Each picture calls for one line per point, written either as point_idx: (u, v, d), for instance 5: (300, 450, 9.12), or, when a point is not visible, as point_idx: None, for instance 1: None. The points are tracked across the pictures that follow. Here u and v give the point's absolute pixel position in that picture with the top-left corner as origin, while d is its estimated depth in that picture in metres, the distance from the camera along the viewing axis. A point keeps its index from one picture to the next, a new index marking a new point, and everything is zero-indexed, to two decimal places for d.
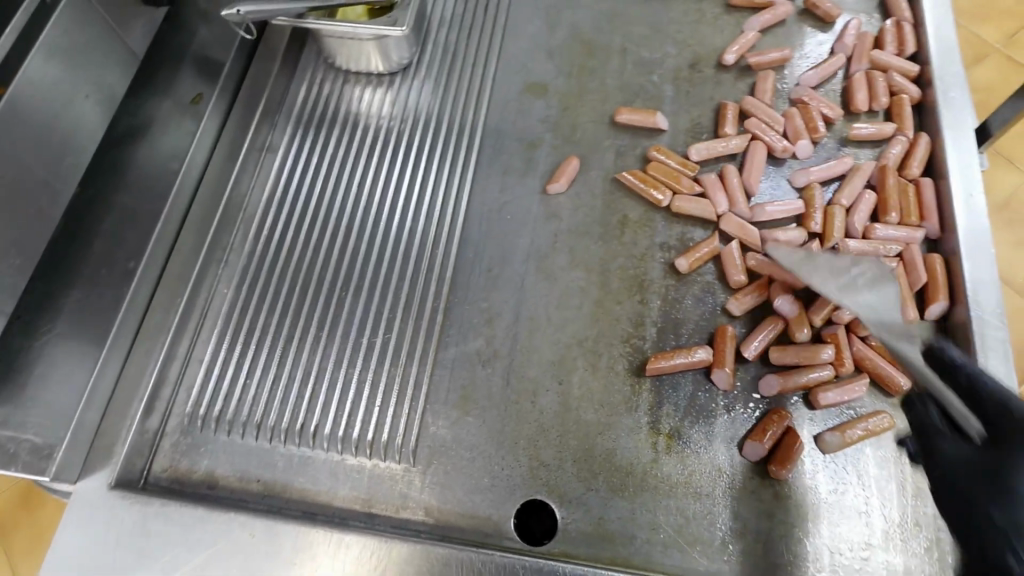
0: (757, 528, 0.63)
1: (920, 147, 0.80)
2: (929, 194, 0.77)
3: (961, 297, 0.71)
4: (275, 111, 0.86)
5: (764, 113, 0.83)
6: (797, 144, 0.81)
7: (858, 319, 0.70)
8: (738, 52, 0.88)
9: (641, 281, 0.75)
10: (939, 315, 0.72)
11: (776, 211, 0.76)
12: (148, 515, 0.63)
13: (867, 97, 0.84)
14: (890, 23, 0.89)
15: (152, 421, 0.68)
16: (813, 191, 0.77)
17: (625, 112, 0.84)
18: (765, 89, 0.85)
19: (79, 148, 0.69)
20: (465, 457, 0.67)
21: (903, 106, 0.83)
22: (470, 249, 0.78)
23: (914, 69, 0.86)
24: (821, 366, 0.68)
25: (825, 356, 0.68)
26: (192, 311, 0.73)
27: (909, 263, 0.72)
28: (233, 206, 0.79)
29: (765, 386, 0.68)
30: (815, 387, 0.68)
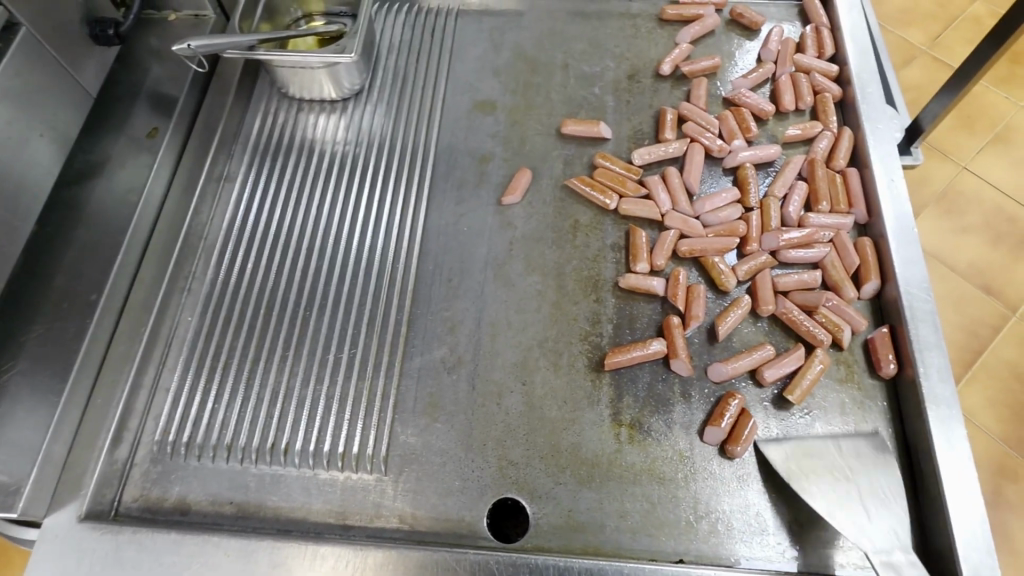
0: (719, 507, 0.66)
1: (845, 140, 0.86)
2: (855, 182, 0.83)
3: (891, 275, 0.76)
4: (231, 142, 0.88)
5: (699, 117, 0.88)
6: (732, 143, 0.86)
7: (790, 283, 0.76)
8: (673, 63, 0.93)
9: (596, 281, 0.79)
10: (874, 292, 0.77)
11: (717, 207, 0.81)
12: (121, 543, 0.63)
13: (793, 97, 0.90)
14: (809, 29, 0.96)
15: (121, 451, 0.69)
16: (746, 171, 0.84)
17: (570, 122, 0.88)
18: (699, 95, 0.90)
19: (36, 186, 0.70)
20: (436, 462, 0.68)
21: (827, 103, 0.89)
22: (429, 262, 0.80)
23: (834, 69, 0.92)
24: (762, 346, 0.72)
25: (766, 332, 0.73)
26: (156, 340, 0.74)
27: (841, 247, 0.78)
28: (194, 236, 0.81)
29: (715, 374, 0.72)
30: (761, 366, 0.72)
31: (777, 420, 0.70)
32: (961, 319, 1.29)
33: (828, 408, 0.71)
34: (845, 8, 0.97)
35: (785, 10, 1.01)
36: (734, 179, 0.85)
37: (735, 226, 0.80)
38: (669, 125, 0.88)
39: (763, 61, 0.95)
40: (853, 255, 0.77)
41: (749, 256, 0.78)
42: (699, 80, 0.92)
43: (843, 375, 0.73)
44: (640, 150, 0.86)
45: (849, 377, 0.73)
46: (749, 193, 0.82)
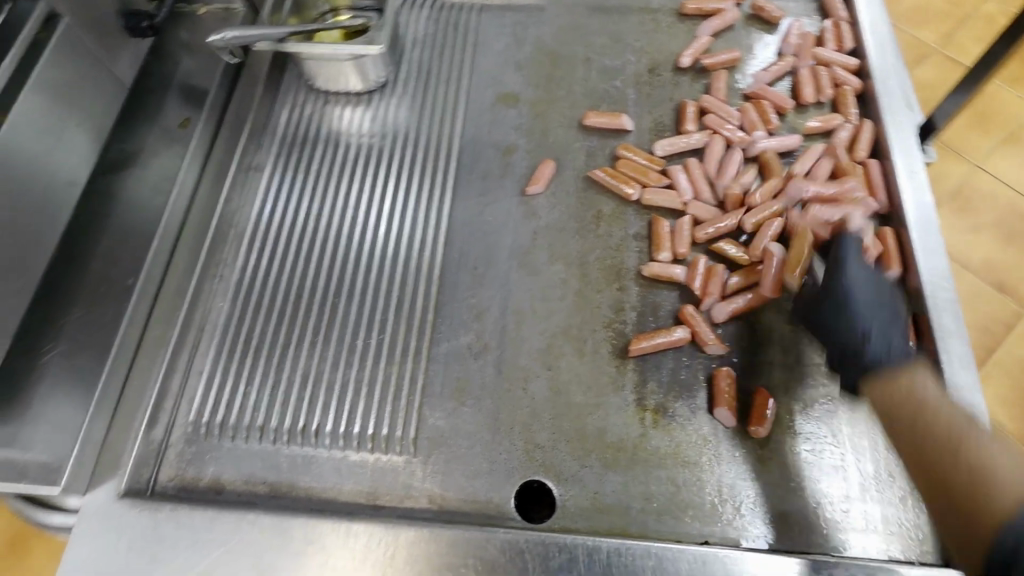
0: (743, 490, 0.67)
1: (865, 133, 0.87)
2: (876, 173, 0.83)
3: (912, 264, 0.77)
4: (261, 132, 0.90)
5: (721, 108, 0.89)
6: (753, 134, 0.87)
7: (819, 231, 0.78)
8: (693, 56, 0.95)
9: (619, 270, 0.80)
10: (895, 281, 0.77)
11: (741, 196, 0.82)
12: (159, 520, 0.64)
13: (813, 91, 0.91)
14: (829, 23, 0.97)
15: (157, 431, 0.70)
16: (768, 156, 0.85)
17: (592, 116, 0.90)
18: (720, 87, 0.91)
19: (76, 173, 0.72)
20: (464, 445, 0.70)
21: (847, 96, 0.90)
22: (455, 251, 0.82)
23: (853, 62, 0.93)
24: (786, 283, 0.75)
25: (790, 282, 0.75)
26: (190, 324, 0.76)
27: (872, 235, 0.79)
28: (225, 223, 0.82)
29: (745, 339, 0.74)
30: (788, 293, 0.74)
31: (800, 406, 0.71)
32: (976, 315, 1.29)
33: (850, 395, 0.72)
34: (864, 3, 0.98)
35: (804, 5, 1.02)
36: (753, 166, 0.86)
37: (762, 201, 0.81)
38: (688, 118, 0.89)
39: (783, 54, 0.96)
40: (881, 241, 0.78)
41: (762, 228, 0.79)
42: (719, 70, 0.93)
43: None
44: (663, 142, 0.87)
45: None
46: (771, 177, 0.83)
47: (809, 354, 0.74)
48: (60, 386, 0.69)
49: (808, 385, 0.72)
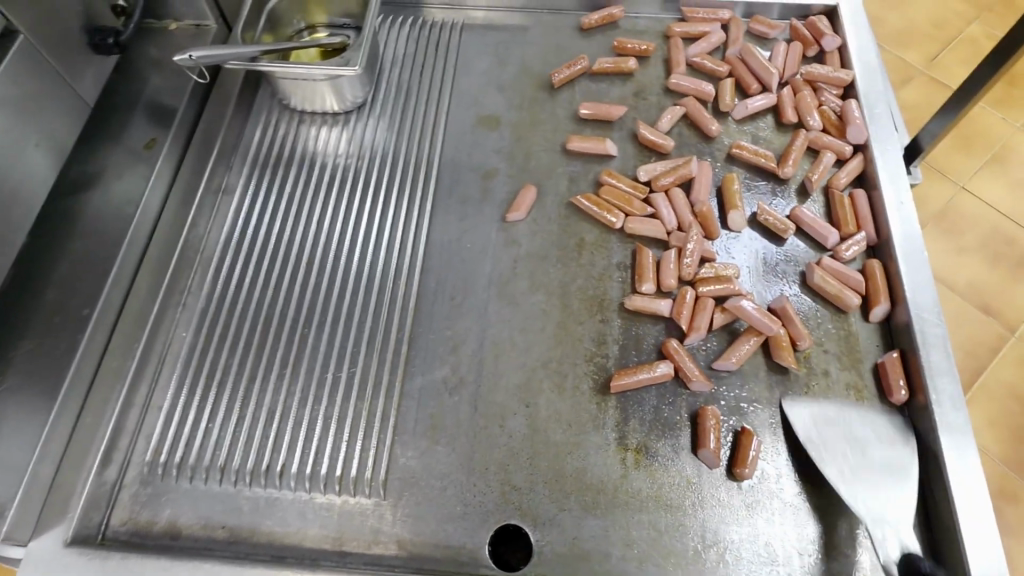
0: (728, 535, 0.64)
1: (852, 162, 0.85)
2: (862, 203, 0.82)
3: (900, 297, 0.75)
4: (230, 153, 0.87)
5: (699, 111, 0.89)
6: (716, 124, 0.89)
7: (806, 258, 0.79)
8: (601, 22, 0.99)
9: (602, 300, 0.77)
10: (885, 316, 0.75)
11: (708, 225, 0.80)
12: (107, 569, 0.61)
13: (796, 117, 0.90)
14: (814, 51, 0.96)
15: (110, 471, 0.66)
16: (742, 150, 0.86)
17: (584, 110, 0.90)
18: (700, 109, 0.90)
19: (30, 199, 0.68)
20: (437, 487, 0.66)
21: (831, 120, 0.89)
22: (432, 279, 0.79)
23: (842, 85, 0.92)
24: (761, 332, 0.72)
25: (767, 327, 0.71)
26: (149, 357, 0.73)
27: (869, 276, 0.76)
28: (189, 249, 0.79)
29: (722, 367, 0.71)
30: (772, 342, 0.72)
31: (787, 446, 0.68)
32: (962, 340, 1.28)
33: None
34: (852, 28, 0.97)
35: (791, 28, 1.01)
36: (719, 194, 0.84)
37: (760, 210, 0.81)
38: (654, 136, 0.87)
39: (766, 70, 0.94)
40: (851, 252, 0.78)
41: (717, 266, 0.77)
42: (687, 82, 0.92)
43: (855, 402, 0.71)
44: (647, 167, 0.85)
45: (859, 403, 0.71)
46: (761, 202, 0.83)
47: (796, 390, 0.71)
48: None
49: (795, 423, 0.70)
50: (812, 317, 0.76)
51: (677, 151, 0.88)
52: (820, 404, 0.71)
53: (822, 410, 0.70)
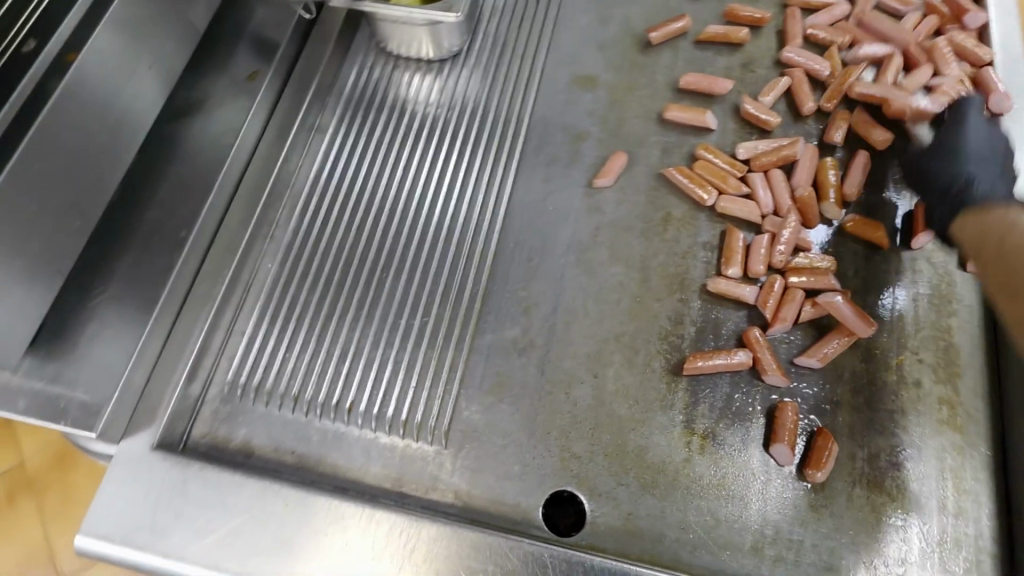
0: (790, 535, 0.62)
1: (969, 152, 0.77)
2: None
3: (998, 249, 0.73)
4: (327, 91, 0.87)
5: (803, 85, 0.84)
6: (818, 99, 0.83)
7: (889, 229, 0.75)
8: None
9: (683, 279, 0.75)
10: None
11: (807, 212, 0.76)
12: (187, 478, 0.63)
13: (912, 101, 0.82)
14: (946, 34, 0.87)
15: (194, 386, 0.70)
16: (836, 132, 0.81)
17: (688, 77, 0.85)
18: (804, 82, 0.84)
19: (141, 121, 0.70)
20: (497, 444, 0.67)
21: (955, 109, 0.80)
22: (511, 238, 0.78)
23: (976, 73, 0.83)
24: (850, 331, 0.68)
25: (856, 325, 0.68)
26: (237, 282, 0.75)
27: None
28: (281, 183, 0.81)
29: (805, 363, 0.68)
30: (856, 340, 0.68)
31: (865, 453, 0.65)
32: None
33: (923, 449, 0.65)
34: (998, 14, 0.88)
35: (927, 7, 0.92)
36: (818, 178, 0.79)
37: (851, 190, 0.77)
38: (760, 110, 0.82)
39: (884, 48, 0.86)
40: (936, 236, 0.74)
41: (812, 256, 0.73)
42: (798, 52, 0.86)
43: (945, 419, 0.67)
44: (746, 145, 0.80)
45: (950, 420, 0.67)
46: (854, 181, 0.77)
47: (881, 398, 0.68)
48: (108, 330, 0.69)
49: (876, 430, 0.66)
50: (909, 322, 0.71)
51: (782, 131, 0.83)
52: (907, 415, 0.67)
53: (907, 421, 0.67)
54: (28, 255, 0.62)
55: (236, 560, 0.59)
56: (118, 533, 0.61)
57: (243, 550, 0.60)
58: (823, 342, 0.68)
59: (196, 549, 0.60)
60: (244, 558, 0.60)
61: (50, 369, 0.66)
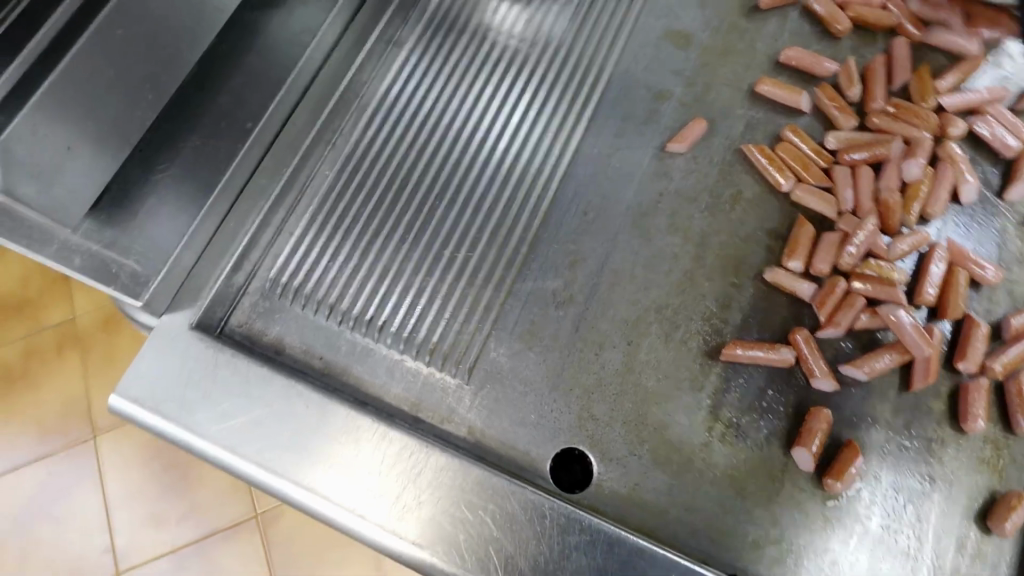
0: (795, 539, 0.61)
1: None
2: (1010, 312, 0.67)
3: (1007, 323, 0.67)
4: (410, 5, 0.84)
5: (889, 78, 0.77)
6: None
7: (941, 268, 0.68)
8: None
9: (739, 264, 0.71)
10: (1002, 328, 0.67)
11: (886, 218, 0.71)
12: (218, 362, 0.66)
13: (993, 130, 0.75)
14: None
15: (238, 277, 0.72)
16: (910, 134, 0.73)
17: (791, 52, 0.79)
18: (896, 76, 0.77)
19: (225, 2, 0.69)
20: (518, 390, 0.67)
21: None
22: (570, 188, 0.76)
23: None
24: (907, 350, 0.64)
25: (916, 346, 0.64)
26: (294, 183, 0.75)
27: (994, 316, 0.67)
28: (351, 92, 0.80)
29: (851, 374, 0.65)
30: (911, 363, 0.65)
31: (892, 476, 0.63)
32: None
33: (954, 485, 0.62)
34: None
35: None
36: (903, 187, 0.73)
37: (922, 196, 0.71)
38: (835, 105, 0.76)
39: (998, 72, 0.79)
40: (977, 345, 0.65)
41: (884, 263, 0.68)
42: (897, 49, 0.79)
43: (986, 460, 0.63)
44: (839, 133, 0.75)
45: (991, 460, 0.63)
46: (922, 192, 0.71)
47: (922, 425, 0.64)
48: (165, 206, 0.70)
49: (910, 456, 0.63)
50: None
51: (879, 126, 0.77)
52: (945, 446, 0.64)
53: (944, 452, 0.63)
54: (99, 117, 0.62)
55: (251, 448, 0.62)
56: (148, 400, 0.64)
57: (260, 440, 0.62)
58: (876, 356, 0.64)
59: (217, 430, 0.63)
60: (262, 448, 0.62)
61: (107, 234, 0.65)
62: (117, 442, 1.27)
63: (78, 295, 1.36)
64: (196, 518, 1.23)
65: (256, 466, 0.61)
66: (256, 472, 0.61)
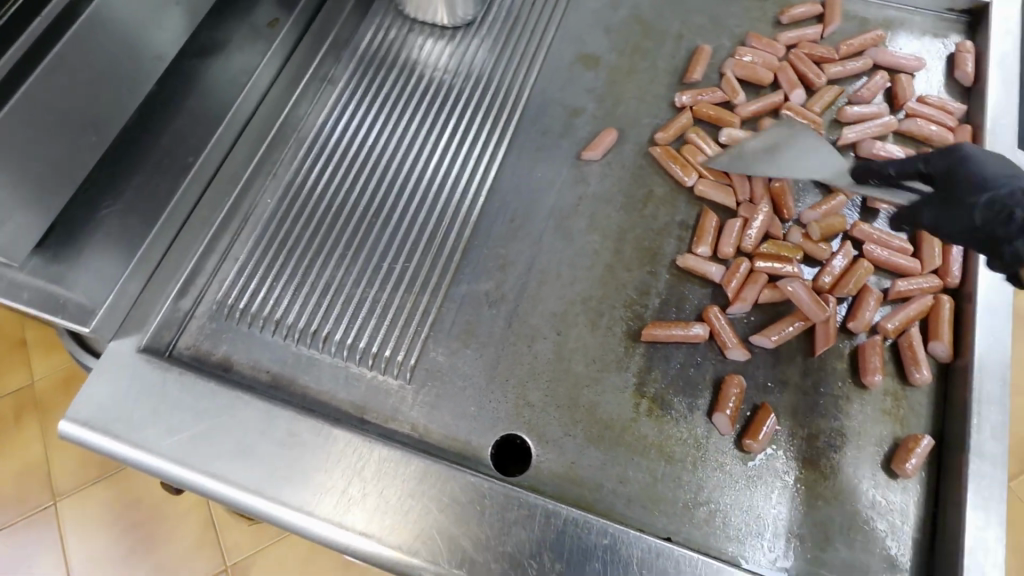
0: (722, 500, 0.65)
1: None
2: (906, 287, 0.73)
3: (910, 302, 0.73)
4: (342, 46, 0.91)
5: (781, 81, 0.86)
6: (792, 93, 0.85)
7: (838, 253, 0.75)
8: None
9: (654, 254, 0.78)
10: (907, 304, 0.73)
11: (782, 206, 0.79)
12: (166, 380, 0.68)
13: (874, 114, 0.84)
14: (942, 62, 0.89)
15: (184, 303, 0.75)
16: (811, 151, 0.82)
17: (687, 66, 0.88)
18: (785, 78, 0.86)
19: (163, 49, 0.75)
20: (458, 385, 0.71)
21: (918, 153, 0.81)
22: (497, 200, 0.82)
23: (949, 105, 0.84)
24: (806, 318, 0.71)
25: (814, 314, 0.70)
26: (236, 212, 0.79)
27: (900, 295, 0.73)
28: (288, 126, 0.85)
29: (760, 342, 0.71)
30: (815, 330, 0.71)
31: (805, 433, 0.68)
32: None
33: (862, 435, 0.68)
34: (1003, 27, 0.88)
35: (933, 21, 0.93)
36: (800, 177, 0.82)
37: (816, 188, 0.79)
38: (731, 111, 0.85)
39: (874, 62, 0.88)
40: (868, 311, 0.71)
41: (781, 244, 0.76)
42: (788, 66, 0.87)
43: (890, 410, 0.69)
44: (731, 130, 0.83)
45: (893, 410, 0.69)
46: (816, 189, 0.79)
47: (829, 383, 0.70)
48: (111, 240, 0.73)
49: (819, 413, 0.69)
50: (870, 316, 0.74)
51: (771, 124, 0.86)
52: (851, 401, 0.69)
53: (851, 407, 0.69)
54: (43, 159, 0.66)
55: (201, 458, 0.64)
56: (97, 422, 0.66)
57: (207, 450, 0.65)
58: (781, 326, 0.71)
59: (166, 444, 0.65)
60: (211, 457, 0.64)
61: (51, 269, 0.71)
62: (75, 507, 1.31)
63: (35, 361, 1.44)
64: None
65: (205, 475, 0.64)
66: (204, 481, 0.63)
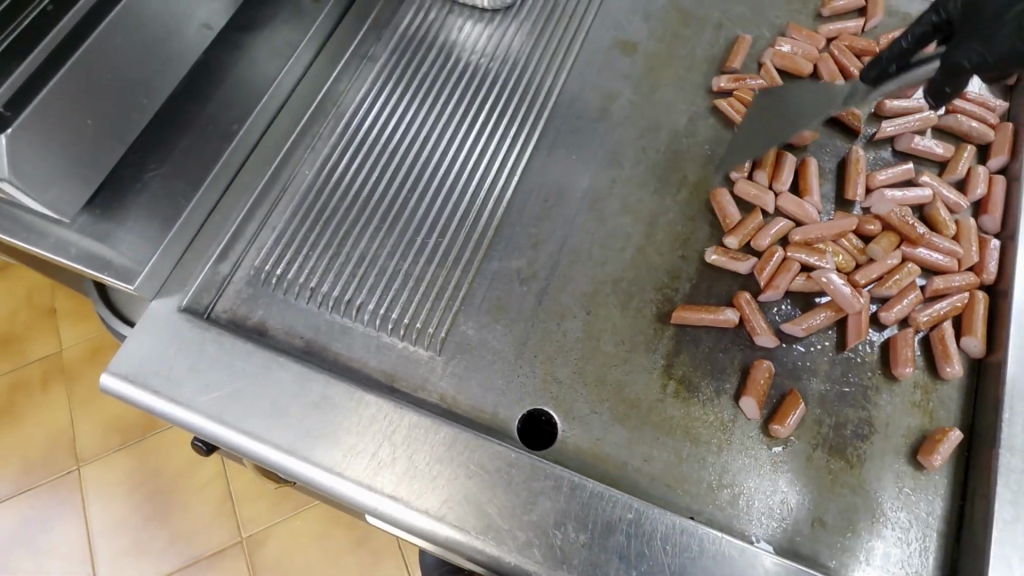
0: (747, 483, 0.65)
1: (977, 188, 0.79)
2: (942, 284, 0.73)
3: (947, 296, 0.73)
4: (383, 24, 0.93)
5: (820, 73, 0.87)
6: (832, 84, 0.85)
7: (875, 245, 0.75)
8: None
9: (686, 239, 0.78)
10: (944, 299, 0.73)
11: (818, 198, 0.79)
12: (205, 340, 0.70)
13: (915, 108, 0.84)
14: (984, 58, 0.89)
15: (223, 267, 0.76)
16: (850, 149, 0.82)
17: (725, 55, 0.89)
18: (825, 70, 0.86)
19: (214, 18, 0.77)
20: (487, 358, 0.72)
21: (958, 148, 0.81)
22: (532, 180, 0.83)
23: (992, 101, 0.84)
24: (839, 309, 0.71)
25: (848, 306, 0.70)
26: (276, 182, 0.81)
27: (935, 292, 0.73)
28: (329, 100, 0.87)
29: (789, 331, 0.71)
30: (847, 321, 0.71)
31: (832, 421, 0.68)
32: None
33: (890, 426, 0.68)
34: None
35: None
36: (838, 169, 0.82)
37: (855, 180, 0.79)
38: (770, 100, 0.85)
39: None
40: (902, 304, 0.72)
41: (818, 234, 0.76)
42: (828, 57, 0.87)
43: (919, 403, 0.69)
44: None
45: (922, 403, 0.69)
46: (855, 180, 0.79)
47: (858, 373, 0.70)
48: (157, 202, 0.75)
49: (848, 403, 0.69)
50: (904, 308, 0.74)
51: None
52: (880, 392, 0.69)
53: (880, 397, 0.69)
54: (98, 120, 0.67)
55: (235, 417, 0.66)
56: (137, 377, 0.68)
57: (241, 408, 0.66)
58: (811, 316, 0.71)
59: (202, 401, 0.67)
60: (245, 416, 0.66)
61: (101, 228, 0.73)
62: (99, 472, 1.34)
63: (62, 332, 1.47)
64: (181, 547, 1.29)
65: (239, 433, 0.65)
66: (238, 438, 0.65)
